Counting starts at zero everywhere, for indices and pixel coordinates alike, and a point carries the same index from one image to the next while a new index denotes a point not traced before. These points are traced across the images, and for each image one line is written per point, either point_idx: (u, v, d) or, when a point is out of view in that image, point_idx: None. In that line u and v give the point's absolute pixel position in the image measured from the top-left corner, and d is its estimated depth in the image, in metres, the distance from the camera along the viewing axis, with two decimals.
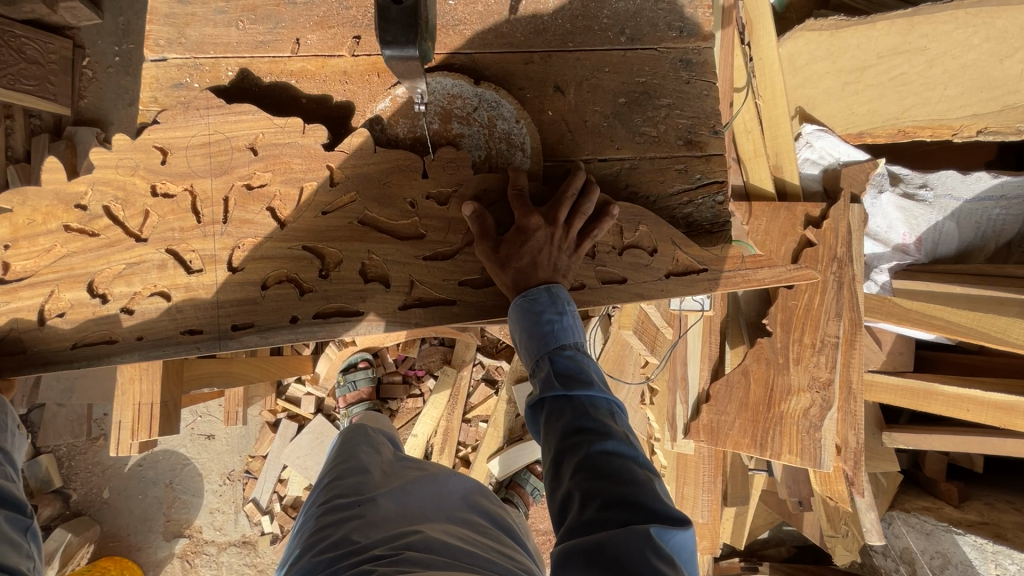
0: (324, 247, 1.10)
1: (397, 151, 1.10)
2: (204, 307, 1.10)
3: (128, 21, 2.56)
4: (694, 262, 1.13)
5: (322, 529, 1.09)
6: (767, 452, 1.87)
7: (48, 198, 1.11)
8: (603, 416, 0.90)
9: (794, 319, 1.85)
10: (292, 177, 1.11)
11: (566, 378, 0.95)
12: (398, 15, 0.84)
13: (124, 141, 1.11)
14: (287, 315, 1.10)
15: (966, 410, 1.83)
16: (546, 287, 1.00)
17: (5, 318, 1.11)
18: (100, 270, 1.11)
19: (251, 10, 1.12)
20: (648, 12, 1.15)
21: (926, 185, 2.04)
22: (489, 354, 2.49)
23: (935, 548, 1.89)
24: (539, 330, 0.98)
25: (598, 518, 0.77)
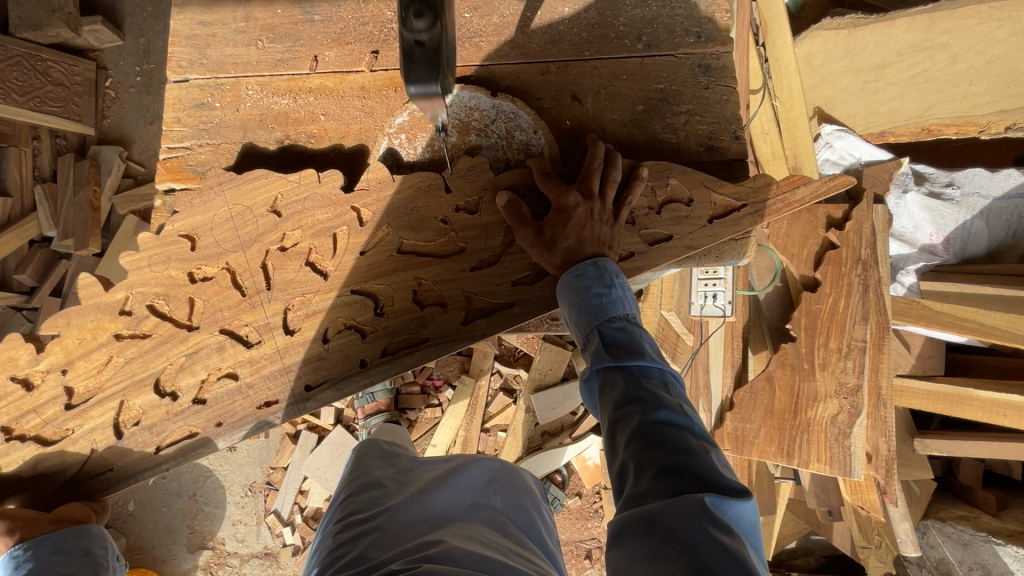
0: (373, 286, 1.10)
1: (414, 173, 1.10)
2: (275, 377, 1.11)
3: (148, 42, 2.62)
4: (732, 199, 1.09)
5: (339, 547, 1.08)
6: (795, 461, 1.82)
7: (91, 314, 1.10)
8: (656, 386, 0.85)
9: (819, 325, 1.83)
10: (321, 229, 1.11)
11: (616, 350, 0.91)
12: (423, 56, 0.85)
13: (150, 238, 1.11)
14: (357, 361, 1.10)
15: (1000, 414, 1.79)
16: (592, 262, 0.98)
17: (85, 446, 1.12)
18: (161, 368, 1.11)
19: (270, 29, 1.14)
20: (665, 18, 1.14)
21: (953, 183, 2.00)
22: (507, 363, 2.48)
23: (973, 559, 1.84)
24: (586, 303, 0.95)
25: (651, 489, 0.73)
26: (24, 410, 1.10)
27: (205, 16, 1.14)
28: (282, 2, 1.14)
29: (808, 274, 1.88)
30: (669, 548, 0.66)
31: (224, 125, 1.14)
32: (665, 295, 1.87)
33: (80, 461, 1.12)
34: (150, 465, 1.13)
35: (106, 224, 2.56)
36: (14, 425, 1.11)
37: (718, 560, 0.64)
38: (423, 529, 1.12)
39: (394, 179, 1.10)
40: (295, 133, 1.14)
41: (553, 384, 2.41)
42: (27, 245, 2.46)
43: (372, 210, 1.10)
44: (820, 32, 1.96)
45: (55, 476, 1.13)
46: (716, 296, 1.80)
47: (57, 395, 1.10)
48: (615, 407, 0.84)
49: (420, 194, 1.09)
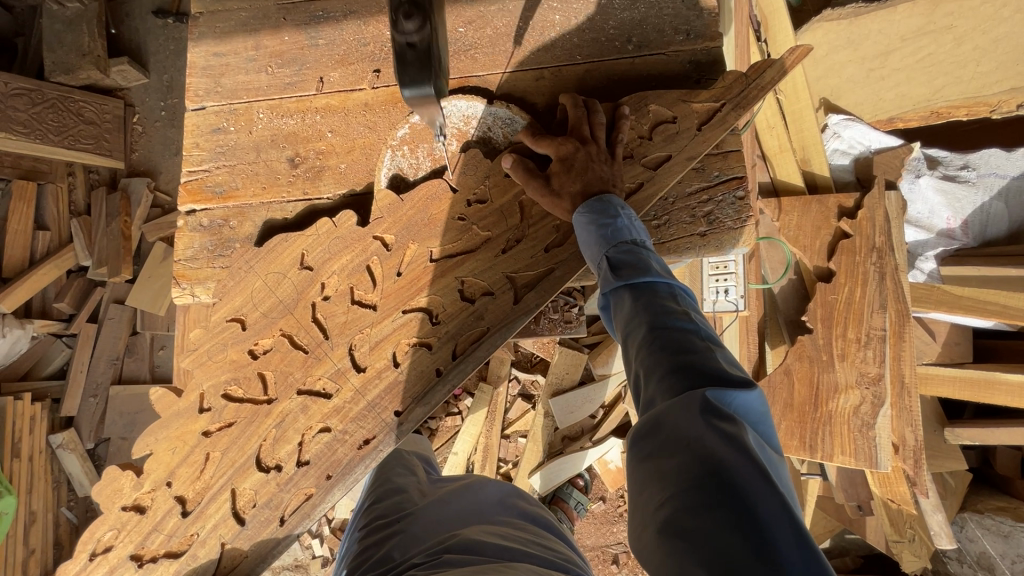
0: (422, 300, 1.14)
1: (421, 186, 1.14)
2: (364, 414, 1.15)
3: (171, 78, 2.77)
4: (711, 104, 1.11)
5: (366, 551, 1.12)
6: (818, 455, 1.78)
7: (175, 421, 1.15)
8: (663, 298, 0.85)
9: (835, 315, 1.81)
10: (354, 266, 1.16)
11: (624, 268, 0.90)
12: (414, 58, 0.88)
13: (202, 332, 1.16)
14: (432, 371, 1.14)
15: None
16: (597, 197, 1.00)
17: (214, 544, 1.15)
18: (258, 446, 1.16)
19: (278, 55, 1.21)
20: (653, 19, 1.17)
21: (968, 165, 1.97)
22: (524, 369, 2.50)
23: (1016, 552, 1.78)
24: (593, 233, 0.97)
25: (657, 393, 0.75)
26: (146, 530, 1.15)
27: (219, 47, 1.22)
28: (288, 29, 1.21)
29: (821, 265, 1.87)
30: (674, 446, 0.68)
31: (239, 147, 1.21)
32: None
33: (213, 560, 1.15)
34: (281, 538, 1.16)
35: (137, 252, 2.69)
36: (142, 549, 1.15)
37: (721, 453, 0.65)
38: (446, 526, 1.15)
39: (406, 201, 1.14)
40: (304, 150, 1.20)
41: (571, 388, 2.41)
42: (65, 275, 2.60)
43: (405, 246, 1.15)
44: (820, 23, 1.97)
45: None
46: (728, 291, 1.79)
47: (172, 505, 1.14)
48: (624, 322, 0.86)
49: (435, 215, 1.14)
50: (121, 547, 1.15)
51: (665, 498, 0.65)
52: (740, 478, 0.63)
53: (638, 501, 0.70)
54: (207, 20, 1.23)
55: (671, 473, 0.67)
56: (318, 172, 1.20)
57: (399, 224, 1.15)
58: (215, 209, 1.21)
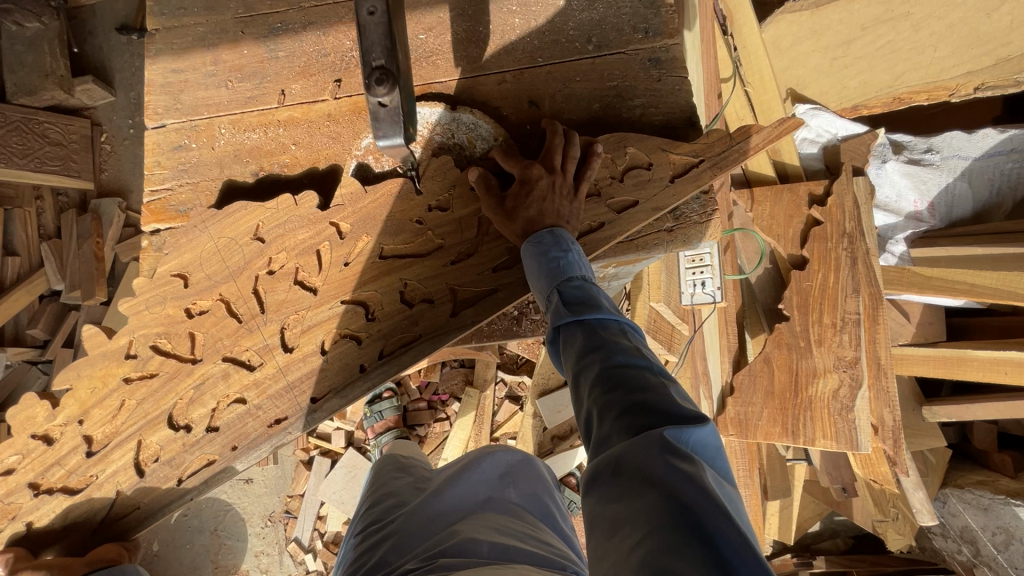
0: (361, 293, 1.14)
1: (386, 182, 1.14)
2: (282, 394, 1.15)
3: (139, 95, 2.73)
4: (689, 157, 1.12)
5: (361, 558, 1.12)
6: (800, 440, 1.80)
7: (99, 362, 1.14)
8: (614, 335, 0.88)
9: (810, 302, 1.84)
10: (304, 247, 1.15)
11: (575, 306, 0.93)
12: (388, 116, 0.89)
13: (144, 281, 1.15)
14: (356, 366, 1.14)
15: (1003, 373, 1.77)
16: (549, 230, 1.02)
17: (111, 489, 1.16)
18: (173, 403, 1.15)
19: (237, 70, 1.20)
20: (612, 18, 1.18)
21: (932, 148, 2.01)
22: (510, 371, 2.53)
23: (996, 524, 1.82)
24: (544, 266, 0.98)
25: (614, 430, 0.75)
26: (48, 463, 1.15)
27: (177, 63, 1.20)
28: (247, 42, 1.20)
29: (794, 253, 1.91)
30: (638, 485, 0.68)
31: (201, 164, 1.19)
32: (653, 287, 1.83)
33: (109, 504, 1.17)
34: (177, 495, 1.18)
35: (111, 273, 2.65)
36: (41, 479, 1.15)
37: (682, 488, 0.65)
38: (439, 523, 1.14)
39: (369, 190, 1.14)
40: (268, 164, 1.19)
41: (557, 387, 2.40)
42: (37, 300, 2.56)
43: (356, 233, 1.14)
44: (783, 16, 2.01)
45: (86, 522, 1.18)
46: (705, 283, 1.79)
47: (78, 444, 1.14)
48: (577, 359, 0.87)
49: (395, 212, 1.14)
50: (22, 471, 1.15)
51: (633, 537, 0.65)
52: (704, 511, 0.63)
53: (607, 546, 0.68)
54: (164, 36, 1.21)
55: (638, 513, 0.67)
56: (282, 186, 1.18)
57: (354, 213, 1.14)
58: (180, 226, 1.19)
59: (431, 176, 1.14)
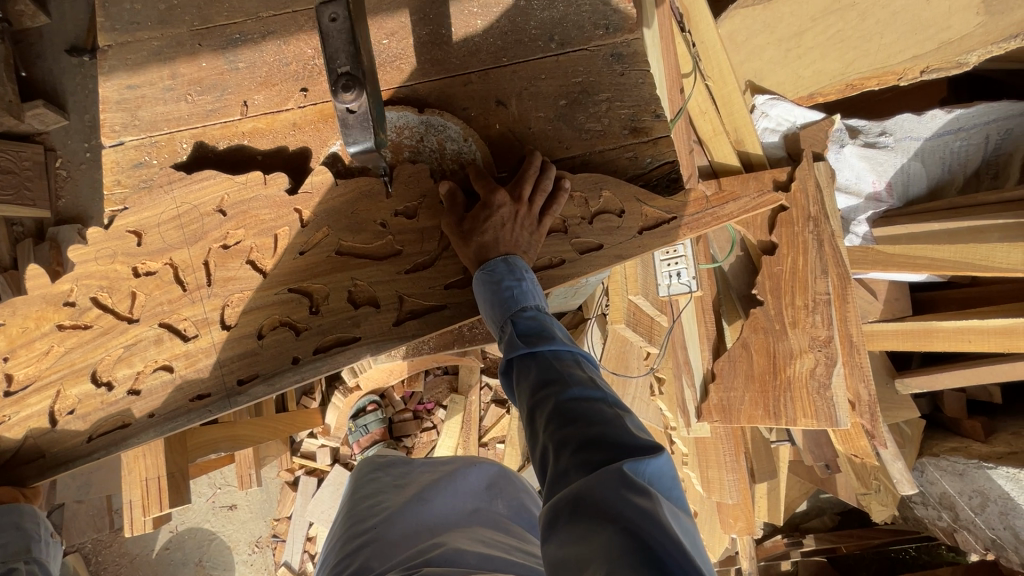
0: (311, 285, 1.13)
1: (358, 178, 1.13)
2: (209, 370, 1.11)
3: (93, 117, 2.65)
4: (662, 213, 1.18)
5: (343, 561, 1.10)
6: (782, 420, 1.84)
7: (36, 304, 1.10)
8: (569, 367, 0.91)
9: (782, 286, 1.89)
10: (264, 228, 1.13)
11: (530, 338, 0.96)
12: (356, 122, 0.90)
13: (99, 233, 1.12)
14: (290, 358, 1.12)
15: (969, 340, 1.81)
16: (503, 258, 1.04)
17: (19, 431, 1.10)
18: (99, 359, 1.11)
19: (197, 83, 1.17)
20: (573, 16, 1.19)
21: (885, 131, 2.08)
22: (494, 374, 2.49)
23: (972, 487, 1.87)
24: (499, 297, 1.00)
25: (571, 465, 0.76)
26: None
27: (132, 79, 1.17)
28: (205, 55, 1.17)
29: (764, 239, 1.94)
30: (597, 520, 0.68)
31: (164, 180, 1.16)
32: (630, 280, 1.87)
33: (16, 443, 1.10)
34: (82, 455, 1.11)
35: None
36: None
37: (640, 522, 0.65)
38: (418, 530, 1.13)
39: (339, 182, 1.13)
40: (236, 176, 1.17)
41: None
42: None
43: (314, 217, 1.13)
44: (738, 11, 2.03)
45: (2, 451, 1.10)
46: (680, 274, 1.84)
47: None
48: (532, 392, 0.89)
49: (358, 207, 1.13)
50: None
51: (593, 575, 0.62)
52: (661, 545, 0.63)
53: None
54: (117, 52, 1.17)
55: (597, 550, 0.65)
56: (244, 196, 1.14)
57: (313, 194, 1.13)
58: (144, 243, 1.13)
59: (404, 171, 1.14)
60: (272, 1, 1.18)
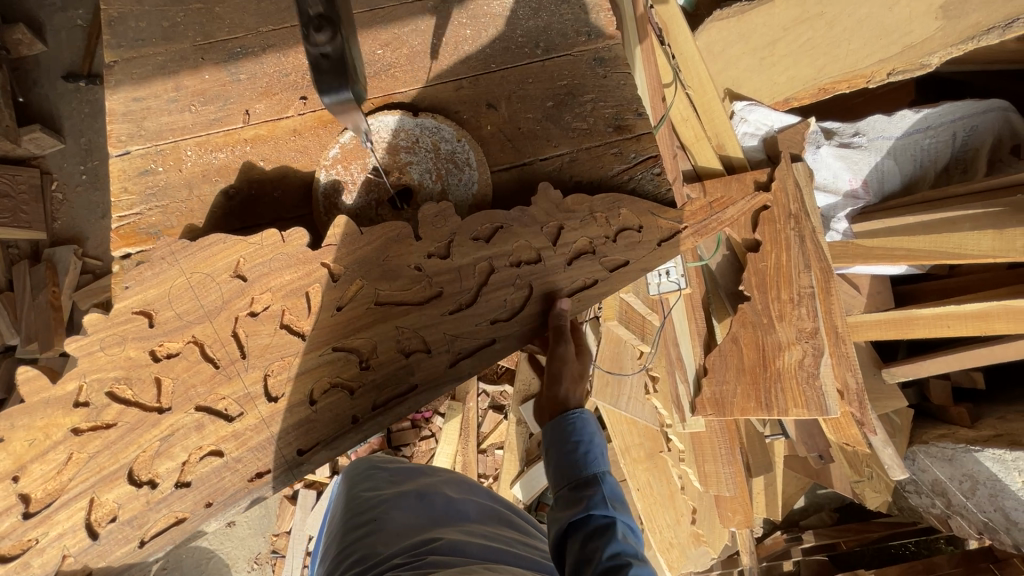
0: (355, 340, 1.14)
1: (384, 225, 1.15)
2: (265, 446, 1.11)
3: (89, 141, 2.70)
4: (676, 222, 1.24)
5: (347, 552, 1.17)
6: (774, 411, 1.88)
7: (42, 411, 1.06)
8: (625, 530, 1.05)
9: (768, 280, 1.94)
10: (292, 288, 1.14)
11: (590, 488, 1.10)
12: (330, 67, 0.89)
13: (100, 320, 1.09)
14: (348, 417, 1.14)
15: (947, 326, 1.81)
16: (580, 417, 1.18)
17: (54, 555, 1.05)
18: (134, 457, 1.08)
19: (200, 94, 1.22)
20: (557, 25, 1.27)
21: (859, 132, 2.20)
22: (491, 381, 2.55)
23: (961, 472, 1.88)
24: (573, 455, 1.14)
25: None
26: None
27: (138, 91, 1.21)
28: (209, 68, 1.23)
29: (748, 237, 2.00)
30: None
31: (170, 186, 1.18)
32: None
33: (49, 574, 1.05)
34: (134, 562, 1.08)
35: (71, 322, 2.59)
36: None
37: None
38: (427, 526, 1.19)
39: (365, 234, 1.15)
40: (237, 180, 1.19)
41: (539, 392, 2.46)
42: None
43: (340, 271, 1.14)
44: (713, 24, 2.12)
45: None
46: (669, 273, 1.89)
47: (13, 504, 1.04)
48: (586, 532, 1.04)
49: (387, 255, 1.14)
50: None
51: None
52: None
53: None
54: (123, 67, 1.22)
55: None
56: (251, 203, 1.20)
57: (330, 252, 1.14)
58: (151, 248, 1.15)
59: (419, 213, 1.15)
60: (272, 18, 1.25)
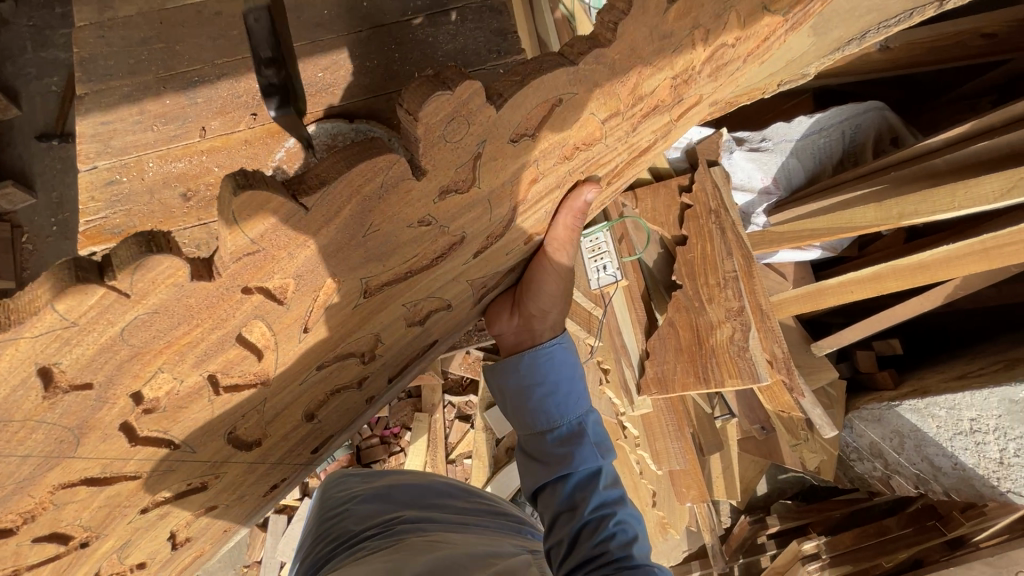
0: (352, 325, 1.03)
1: (338, 190, 0.76)
2: (285, 432, 1.16)
3: (60, 195, 2.84)
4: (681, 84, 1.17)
5: (327, 536, 1.40)
6: (712, 385, 2.01)
7: None
8: (594, 475, 1.27)
9: (695, 269, 2.16)
10: (207, 300, 0.77)
11: (566, 439, 1.33)
12: (275, 95, 0.83)
13: None
14: (358, 379, 1.19)
15: (852, 291, 1.95)
16: (557, 345, 1.41)
17: None
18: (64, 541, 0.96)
19: (162, 116, 1.40)
20: (471, 45, 1.50)
21: (765, 138, 2.47)
22: (456, 393, 2.65)
23: (890, 430, 2.02)
24: (549, 405, 1.37)
25: (585, 542, 1.18)
26: None
27: (106, 116, 1.38)
28: (170, 95, 1.41)
29: (676, 233, 2.27)
30: None
31: (133, 193, 1.33)
32: None
33: None
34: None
35: None
36: None
37: None
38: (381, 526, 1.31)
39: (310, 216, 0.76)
40: (195, 185, 1.35)
41: None
42: None
43: (319, 276, 0.87)
44: None
45: None
46: (606, 267, 2.14)
47: None
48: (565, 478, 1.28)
49: (388, 249, 0.94)
50: None
51: None
52: None
53: None
54: (92, 97, 1.39)
55: None
56: (209, 200, 1.33)
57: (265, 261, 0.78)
58: (116, 245, 1.30)
59: (415, 187, 0.87)
60: (225, 52, 1.45)
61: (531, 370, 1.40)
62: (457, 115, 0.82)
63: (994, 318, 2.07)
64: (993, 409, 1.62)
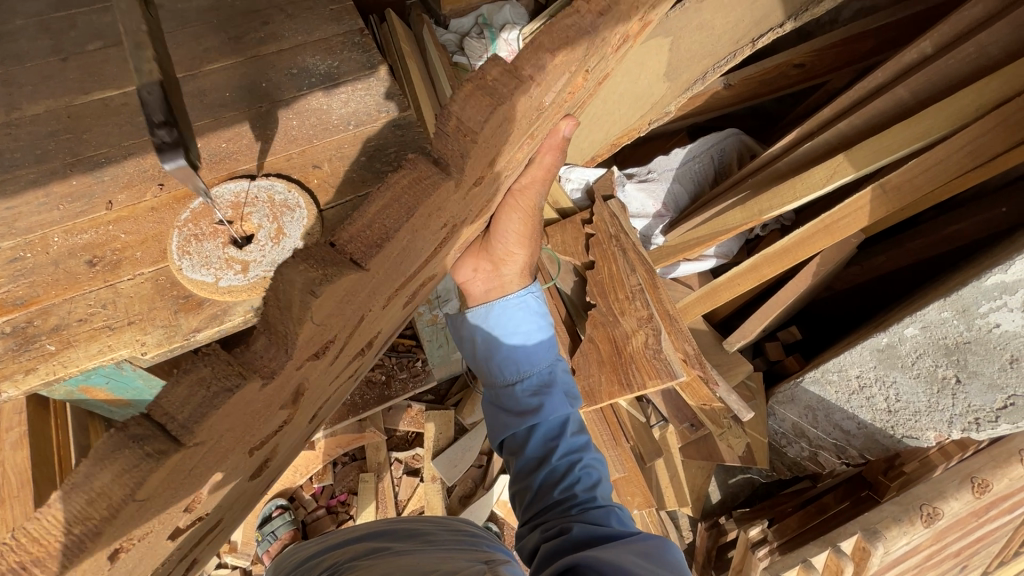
0: (372, 322, 1.10)
1: (394, 235, 0.87)
2: (306, 430, 1.25)
3: None
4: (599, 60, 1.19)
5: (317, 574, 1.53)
6: (636, 389, 2.12)
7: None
8: (561, 421, 1.47)
9: (605, 287, 2.32)
10: (288, 357, 0.82)
11: (533, 390, 1.50)
12: (168, 148, 0.94)
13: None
14: (363, 363, 1.29)
15: (739, 284, 2.21)
16: (524, 293, 1.57)
17: None
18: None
19: (68, 195, 1.47)
20: (361, 107, 1.67)
21: (651, 171, 2.82)
22: (402, 448, 2.61)
23: (802, 406, 2.20)
24: (516, 357, 1.54)
25: (558, 478, 1.39)
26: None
27: (11, 202, 1.45)
28: (75, 177, 1.50)
29: (584, 260, 2.47)
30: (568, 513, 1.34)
31: (36, 267, 1.38)
32: None
33: None
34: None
35: None
36: None
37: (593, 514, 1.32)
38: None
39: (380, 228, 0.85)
40: (101, 251, 1.41)
41: (449, 444, 2.55)
42: None
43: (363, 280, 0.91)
44: None
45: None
46: None
47: None
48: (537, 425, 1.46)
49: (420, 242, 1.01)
50: None
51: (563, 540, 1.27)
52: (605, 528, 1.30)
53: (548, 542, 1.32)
54: None
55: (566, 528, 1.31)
56: (116, 263, 1.39)
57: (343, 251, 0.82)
58: (18, 316, 1.32)
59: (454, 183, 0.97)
60: (130, 133, 1.57)
61: (504, 329, 1.54)
62: (482, 108, 0.89)
63: (884, 302, 2.20)
64: (869, 362, 1.80)
